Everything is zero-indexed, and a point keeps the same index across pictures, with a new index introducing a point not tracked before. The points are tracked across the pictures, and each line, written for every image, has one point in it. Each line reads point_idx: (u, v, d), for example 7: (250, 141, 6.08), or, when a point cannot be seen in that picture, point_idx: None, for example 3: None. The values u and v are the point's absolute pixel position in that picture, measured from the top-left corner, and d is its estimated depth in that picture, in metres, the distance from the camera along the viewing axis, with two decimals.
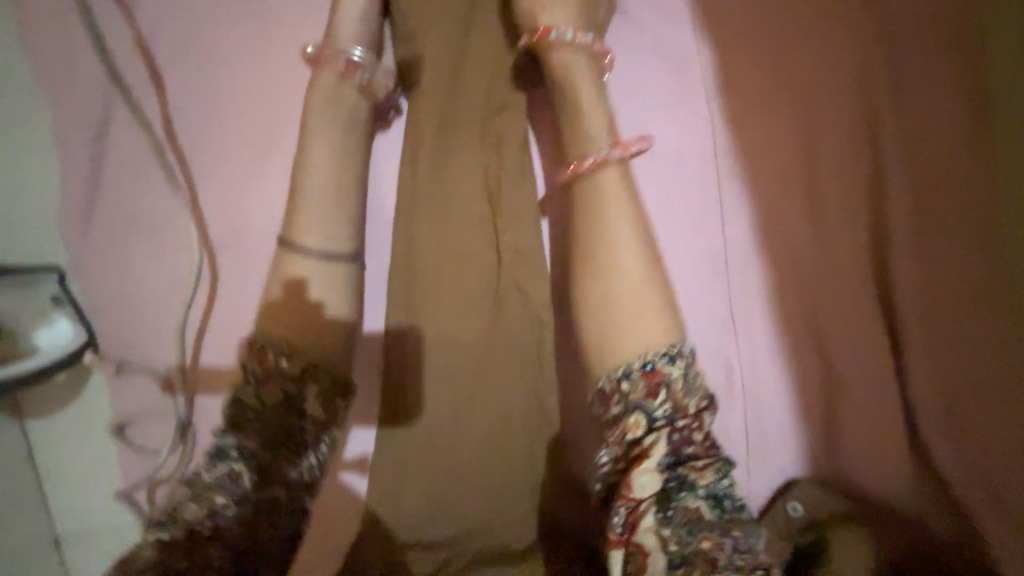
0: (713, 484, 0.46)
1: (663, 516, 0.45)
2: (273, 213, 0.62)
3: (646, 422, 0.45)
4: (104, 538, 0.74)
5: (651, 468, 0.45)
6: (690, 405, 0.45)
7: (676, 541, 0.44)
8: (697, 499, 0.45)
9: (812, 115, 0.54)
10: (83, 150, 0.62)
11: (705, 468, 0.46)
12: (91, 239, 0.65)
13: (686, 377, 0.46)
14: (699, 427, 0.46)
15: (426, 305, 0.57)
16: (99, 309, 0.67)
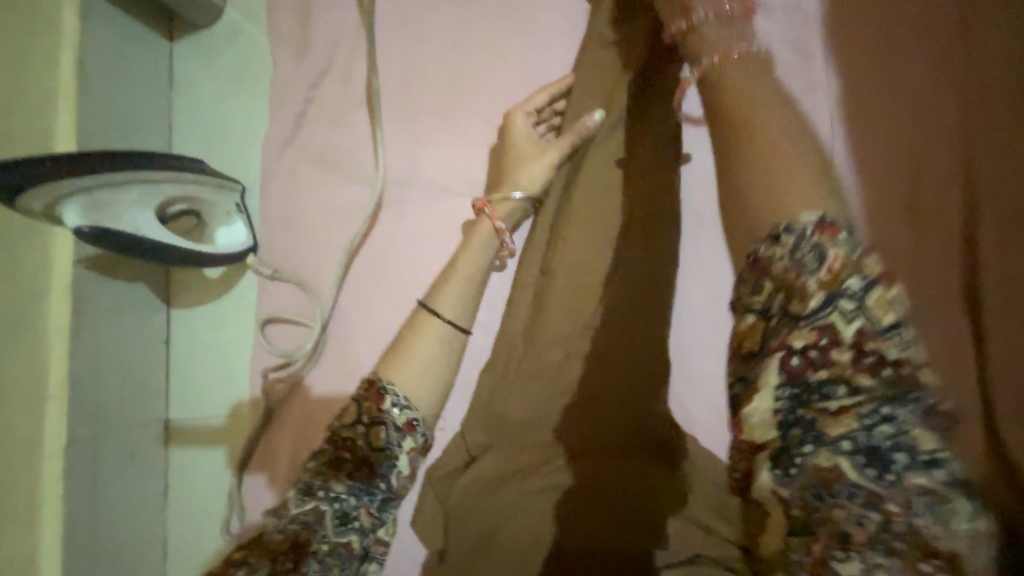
0: (855, 435, 0.38)
1: (783, 474, 0.40)
2: (438, 167, 0.73)
3: (767, 313, 0.41)
4: (206, 428, 0.82)
5: (766, 402, 0.40)
6: (815, 300, 0.38)
7: (799, 505, 0.40)
8: (844, 458, 0.38)
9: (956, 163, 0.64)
10: (299, 96, 0.78)
11: (843, 411, 0.39)
12: (280, 168, 0.79)
13: (806, 253, 0.39)
14: (835, 343, 0.38)
15: (571, 244, 0.63)
16: (269, 223, 0.79)
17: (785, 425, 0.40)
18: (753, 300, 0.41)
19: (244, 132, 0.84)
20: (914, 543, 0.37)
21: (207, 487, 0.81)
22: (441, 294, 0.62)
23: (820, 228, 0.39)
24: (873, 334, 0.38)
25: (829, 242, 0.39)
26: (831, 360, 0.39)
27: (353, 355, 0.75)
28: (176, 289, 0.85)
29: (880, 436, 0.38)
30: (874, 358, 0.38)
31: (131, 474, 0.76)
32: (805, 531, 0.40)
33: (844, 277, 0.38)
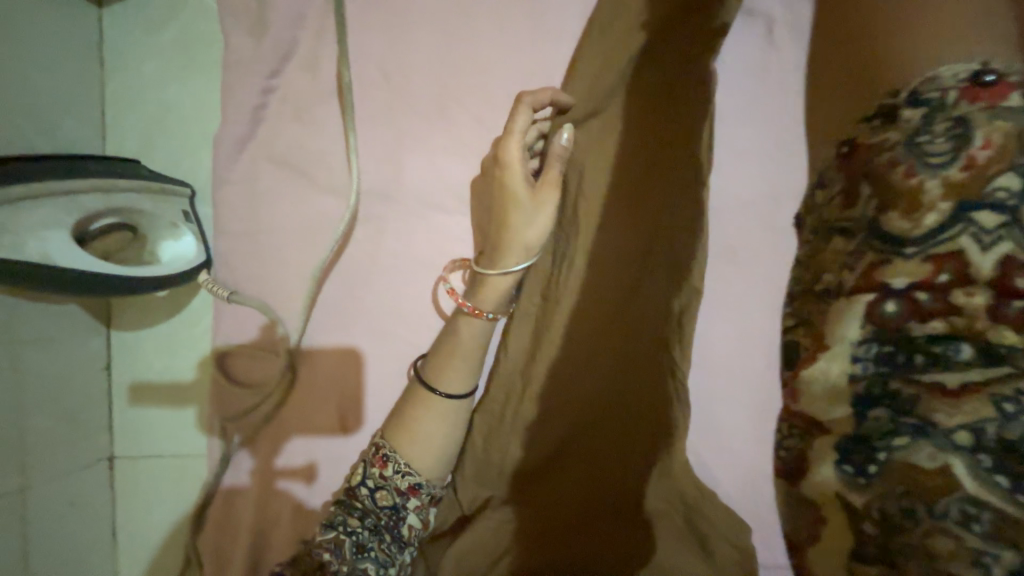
0: (975, 427, 0.46)
1: (856, 474, 0.52)
2: (427, 177, 0.62)
3: (864, 239, 0.52)
4: (157, 466, 0.72)
5: (840, 376, 0.53)
6: (937, 215, 0.48)
7: (880, 512, 0.50)
8: (954, 458, 0.46)
9: None
10: (257, 84, 0.65)
11: (976, 389, 0.46)
12: (236, 170, 0.66)
13: (940, 137, 0.49)
14: (953, 274, 0.47)
15: (569, 281, 0.55)
16: (223, 235, 0.67)
17: (868, 401, 0.51)
18: (853, 243, 0.53)
19: (193, 124, 0.71)
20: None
21: (159, 532, 0.72)
22: (444, 367, 0.56)
23: (977, 91, 0.48)
24: (1016, 261, 0.45)
25: (992, 103, 0.47)
26: (951, 291, 0.47)
27: (326, 392, 0.65)
28: (117, 307, 0.73)
29: (999, 432, 0.45)
30: (1020, 290, 0.45)
31: (66, 526, 0.66)
32: (899, 541, 0.49)
33: (992, 176, 0.46)
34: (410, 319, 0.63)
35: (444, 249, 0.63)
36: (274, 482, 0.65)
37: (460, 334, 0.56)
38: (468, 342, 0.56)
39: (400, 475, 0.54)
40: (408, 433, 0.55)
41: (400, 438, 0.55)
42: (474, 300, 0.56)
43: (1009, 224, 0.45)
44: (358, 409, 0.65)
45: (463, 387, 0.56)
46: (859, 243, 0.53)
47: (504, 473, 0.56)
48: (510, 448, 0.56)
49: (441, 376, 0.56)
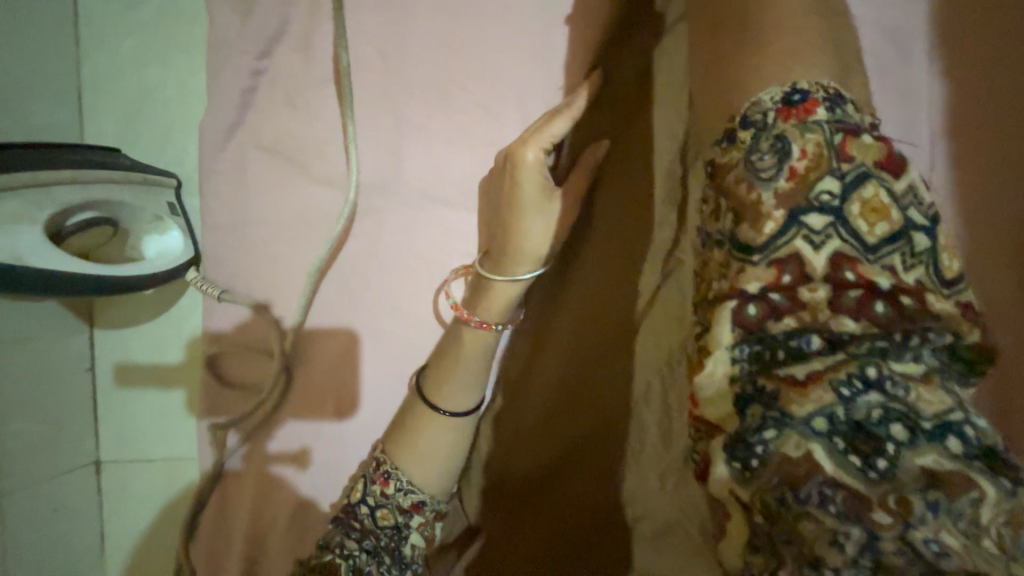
0: (827, 412, 0.37)
1: (743, 468, 0.38)
2: (430, 170, 0.58)
3: (728, 251, 0.44)
4: (148, 471, 0.69)
5: (721, 367, 0.42)
6: (773, 224, 0.41)
7: (761, 506, 0.37)
8: (795, 439, 0.37)
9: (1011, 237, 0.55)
10: (246, 66, 0.60)
11: (816, 378, 0.38)
12: (225, 159, 0.62)
13: (765, 151, 0.42)
14: (802, 280, 0.41)
15: (574, 287, 0.55)
16: (212, 229, 0.63)
17: (746, 398, 0.40)
18: (721, 254, 0.45)
19: (177, 109, 0.66)
20: (960, 568, 0.32)
21: (151, 538, 0.69)
22: (447, 382, 0.52)
23: (789, 108, 0.43)
24: (845, 262, 0.41)
25: (803, 119, 0.42)
26: (797, 299, 0.40)
27: (324, 395, 0.62)
28: (98, 304, 0.69)
29: (862, 410, 0.37)
30: (861, 289, 0.40)
31: (49, 535, 0.62)
32: (785, 546, 0.36)
33: (817, 180, 0.41)
34: (413, 320, 0.60)
35: (448, 247, 0.59)
36: (273, 487, 0.63)
37: (464, 345, 0.52)
38: (474, 354, 0.52)
39: (401, 495, 0.51)
40: (409, 450, 0.52)
41: (401, 453, 0.52)
42: (479, 312, 0.52)
43: (838, 222, 0.41)
44: (357, 414, 0.62)
45: (468, 400, 0.53)
46: (722, 254, 0.44)
47: (515, 472, 0.56)
48: (521, 447, 0.55)
49: (444, 388, 0.52)
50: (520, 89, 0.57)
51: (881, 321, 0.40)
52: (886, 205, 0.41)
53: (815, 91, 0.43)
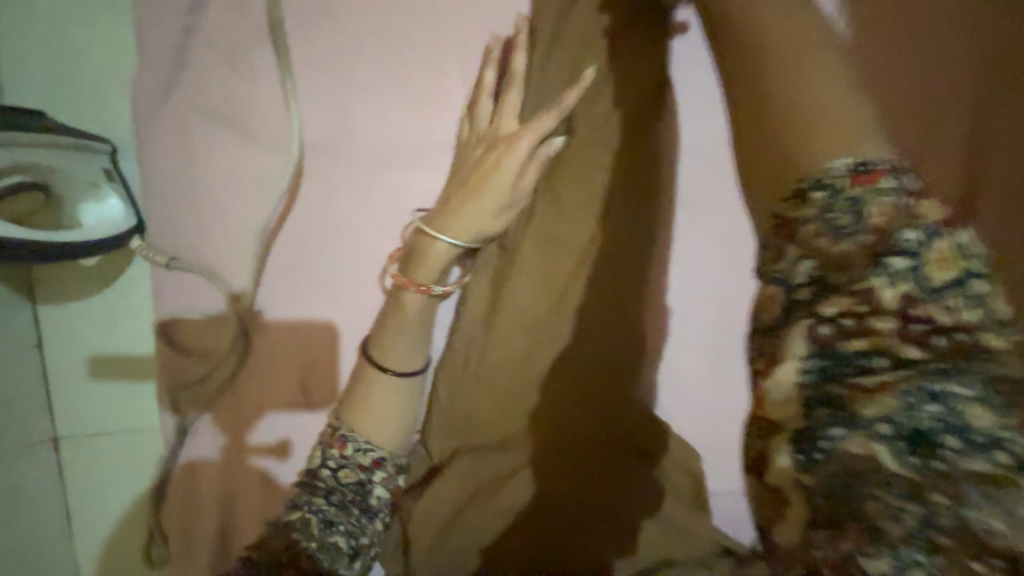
0: (895, 416, 0.30)
1: (809, 461, 0.32)
2: (377, 129, 0.58)
3: (792, 294, 0.33)
4: (109, 446, 0.69)
5: (790, 368, 0.33)
6: (858, 262, 0.32)
7: (826, 499, 0.31)
8: (861, 441, 0.31)
9: None
10: (175, 23, 0.58)
11: (885, 386, 0.31)
12: (161, 123, 0.59)
13: (838, 208, 0.33)
14: (874, 309, 0.31)
15: (526, 252, 0.54)
16: (155, 197, 0.61)
17: (820, 400, 0.32)
18: (785, 294, 0.34)
19: (106, 71, 0.62)
20: (993, 545, 0.28)
21: (119, 509, 0.70)
22: (389, 343, 0.54)
23: (859, 177, 0.33)
24: (914, 303, 0.31)
25: (874, 182, 0.33)
26: (867, 326, 0.31)
27: (283, 360, 0.63)
28: (37, 281, 0.66)
29: (923, 420, 0.30)
30: (922, 324, 0.31)
31: (11, 511, 0.62)
32: (825, 523, 0.31)
33: (896, 232, 0.31)
34: (369, 283, 0.61)
35: (400, 208, 0.59)
36: (238, 452, 0.64)
37: (406, 310, 0.54)
38: (417, 315, 0.54)
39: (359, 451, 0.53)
40: (364, 411, 0.54)
41: (355, 415, 0.54)
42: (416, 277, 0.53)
43: (914, 264, 0.31)
44: (319, 376, 0.63)
45: (415, 357, 0.55)
46: (784, 297, 0.34)
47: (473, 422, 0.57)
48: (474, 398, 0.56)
49: (389, 349, 0.54)
50: (463, 44, 0.57)
51: (946, 354, 0.30)
52: (953, 255, 0.31)
53: (880, 163, 0.34)
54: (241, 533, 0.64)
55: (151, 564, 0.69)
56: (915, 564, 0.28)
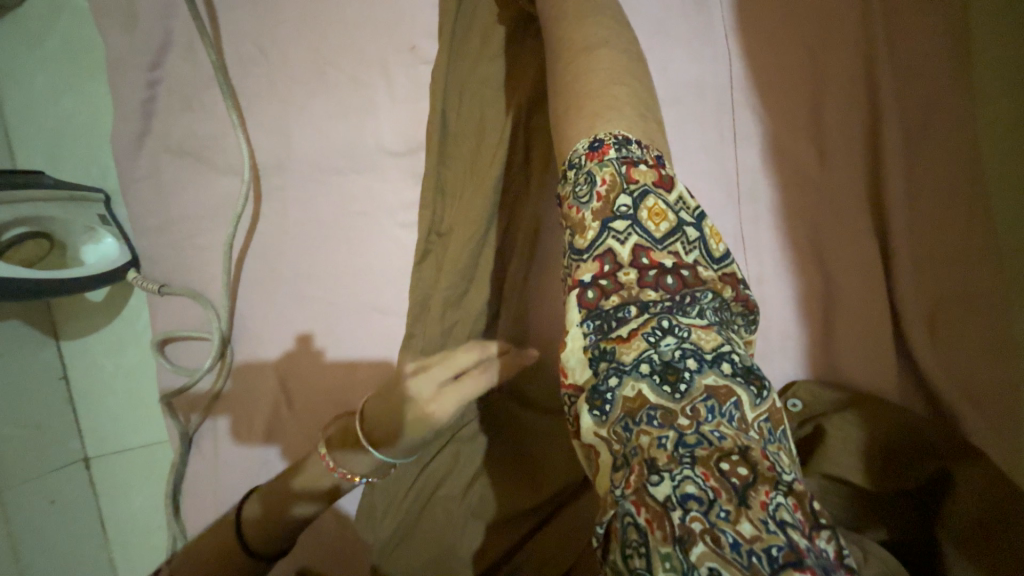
0: (647, 356, 0.33)
1: (602, 415, 0.34)
2: (316, 143, 0.65)
3: (568, 257, 0.38)
4: (131, 460, 0.77)
5: (576, 341, 0.36)
6: (592, 230, 0.36)
7: (617, 444, 0.33)
8: (631, 383, 0.33)
9: (820, 103, 0.53)
10: (140, 78, 0.66)
11: (633, 333, 0.34)
12: (139, 167, 0.68)
13: (581, 183, 0.37)
14: (616, 267, 0.36)
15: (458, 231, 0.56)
16: (141, 232, 0.70)
17: (599, 357, 0.35)
18: (565, 261, 0.38)
19: (93, 131, 0.72)
20: (738, 450, 0.31)
21: (145, 517, 0.77)
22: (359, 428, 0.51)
23: (593, 153, 0.38)
24: (644, 255, 0.36)
25: (601, 158, 0.37)
26: (619, 283, 0.35)
27: (262, 362, 0.69)
28: (61, 318, 0.77)
29: (667, 351, 0.33)
30: (654, 269, 0.35)
31: (52, 522, 0.71)
32: (621, 466, 0.32)
33: (615, 198, 0.36)
34: (328, 282, 0.67)
35: (345, 210, 0.65)
36: (233, 451, 0.70)
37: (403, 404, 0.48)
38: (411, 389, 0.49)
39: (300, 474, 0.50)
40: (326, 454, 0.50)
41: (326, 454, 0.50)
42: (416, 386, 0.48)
43: (634, 223, 0.36)
44: (293, 375, 0.68)
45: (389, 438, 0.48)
46: (567, 260, 0.38)
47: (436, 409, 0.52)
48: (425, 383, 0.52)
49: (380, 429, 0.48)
50: (382, 54, 0.63)
51: (673, 293, 0.35)
52: (664, 210, 0.36)
53: (608, 137, 0.38)
54: None
55: None
56: (688, 480, 0.29)
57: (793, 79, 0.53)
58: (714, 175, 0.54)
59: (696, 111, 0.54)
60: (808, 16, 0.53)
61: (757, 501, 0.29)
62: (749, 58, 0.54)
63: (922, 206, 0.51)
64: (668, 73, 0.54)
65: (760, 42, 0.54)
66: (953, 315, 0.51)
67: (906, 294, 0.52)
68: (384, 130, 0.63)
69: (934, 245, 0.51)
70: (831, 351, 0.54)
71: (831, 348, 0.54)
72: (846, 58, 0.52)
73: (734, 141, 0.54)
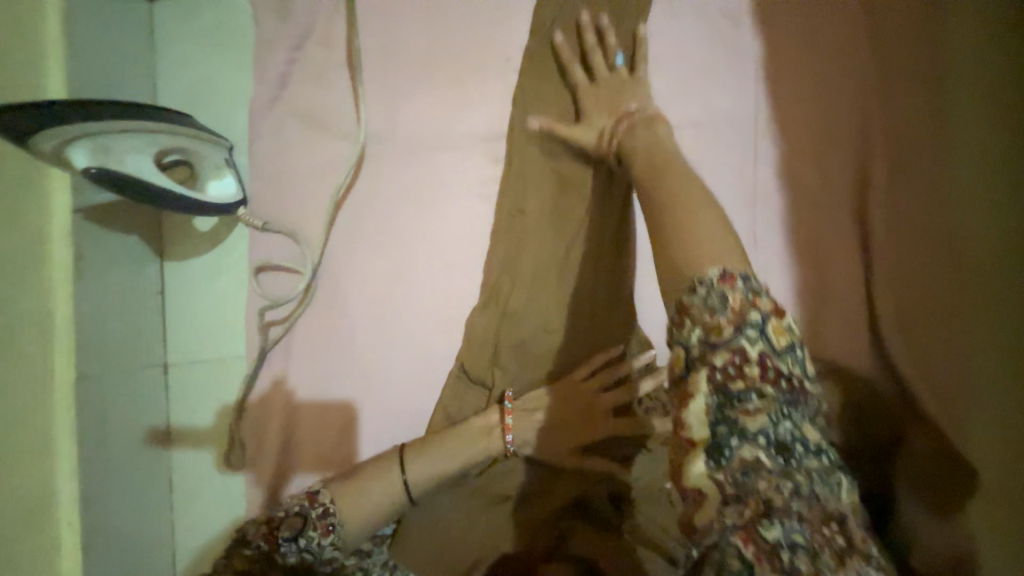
0: (765, 431, 0.45)
1: (716, 462, 0.46)
2: (416, 124, 0.80)
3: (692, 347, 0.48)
4: (204, 370, 0.89)
5: (700, 405, 0.46)
6: (727, 330, 0.47)
7: (735, 490, 0.44)
8: (750, 448, 0.45)
9: (823, 135, 0.67)
10: (282, 56, 0.83)
11: (758, 410, 0.45)
12: (266, 124, 0.84)
13: (715, 298, 0.47)
14: (743, 360, 0.46)
15: (534, 209, 0.74)
16: (256, 178, 0.84)
17: (722, 429, 0.46)
18: (692, 345, 0.48)
19: (228, 93, 0.88)
20: (829, 515, 0.44)
21: (208, 421, 0.89)
22: (423, 461, 0.68)
23: (726, 279, 0.47)
24: (768, 358, 0.47)
25: (731, 281, 0.47)
26: (744, 374, 0.46)
27: (340, 296, 0.82)
28: (168, 241, 0.90)
29: (782, 432, 0.45)
30: (773, 371, 0.46)
31: (133, 408, 0.82)
32: (734, 501, 0.44)
33: (748, 313, 0.46)
34: (407, 236, 0.80)
35: (432, 180, 0.80)
36: (305, 368, 0.84)
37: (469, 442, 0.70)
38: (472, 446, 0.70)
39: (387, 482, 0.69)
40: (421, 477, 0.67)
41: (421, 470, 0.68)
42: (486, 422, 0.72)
43: (762, 335, 0.47)
44: (364, 310, 0.81)
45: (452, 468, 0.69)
46: (683, 340, 0.49)
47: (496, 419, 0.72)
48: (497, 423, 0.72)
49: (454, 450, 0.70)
50: (482, 62, 0.78)
51: (788, 393, 0.46)
52: (784, 329, 0.48)
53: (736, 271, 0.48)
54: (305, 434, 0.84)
55: (232, 467, 0.87)
56: (798, 533, 0.42)
57: (808, 116, 0.68)
58: (731, 185, 0.69)
59: (726, 134, 0.69)
60: (827, 71, 0.67)
61: (845, 556, 0.43)
62: (774, 95, 0.68)
63: (897, 228, 0.64)
64: (707, 103, 0.69)
65: (784, 85, 0.68)
66: (923, 319, 0.63)
67: (881, 293, 0.63)
68: (472, 120, 0.79)
69: (912, 261, 0.64)
70: (817, 333, 0.65)
71: (817, 331, 0.65)
72: (847, 104, 0.66)
73: (755, 160, 0.69)
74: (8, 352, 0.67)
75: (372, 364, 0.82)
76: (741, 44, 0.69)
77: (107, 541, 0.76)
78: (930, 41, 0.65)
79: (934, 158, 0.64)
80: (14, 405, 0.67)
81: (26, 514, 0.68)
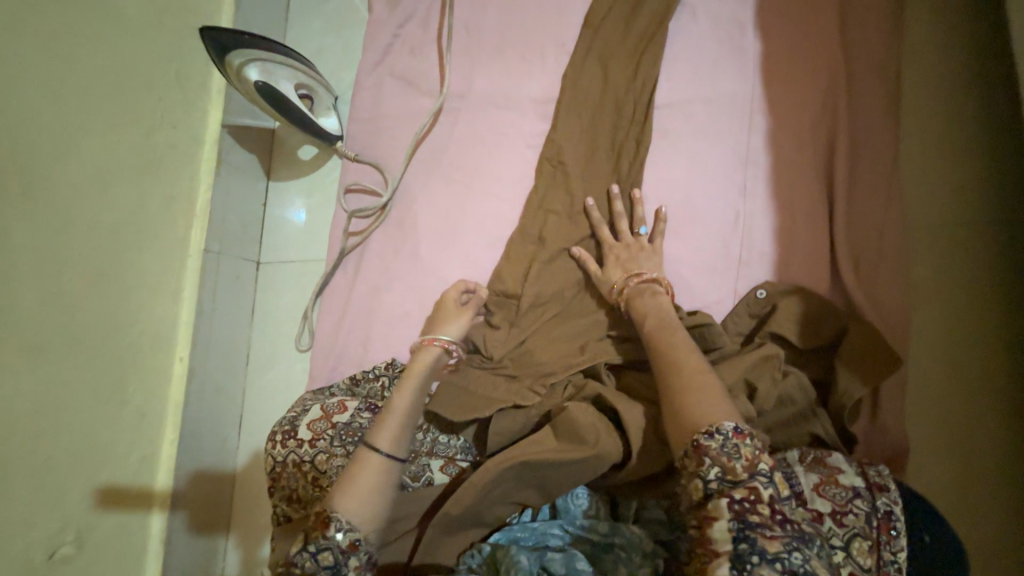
0: (782, 557, 0.50)
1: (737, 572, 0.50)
2: (487, 89, 1.02)
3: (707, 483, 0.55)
4: (289, 270, 1.09)
5: (722, 526, 0.53)
6: (741, 474, 0.54)
7: None
8: (769, 571, 0.49)
9: (800, 116, 0.86)
10: (389, 32, 1.08)
11: (775, 537, 0.51)
12: (369, 80, 1.07)
13: (728, 447, 0.55)
14: (757, 499, 0.53)
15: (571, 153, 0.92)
16: (355, 121, 1.07)
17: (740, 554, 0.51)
18: (706, 480, 0.55)
19: (340, 58, 1.12)
20: None
21: (284, 312, 1.07)
22: (380, 427, 0.71)
23: (739, 433, 0.56)
24: (775, 501, 0.53)
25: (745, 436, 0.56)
26: (755, 508, 0.53)
27: (410, 217, 1.02)
28: (276, 165, 1.13)
29: (795, 561, 0.50)
30: (781, 515, 0.53)
31: (233, 287, 1.03)
32: None
33: (758, 463, 0.55)
34: (471, 174, 1.01)
35: (495, 132, 1.01)
36: (372, 269, 1.02)
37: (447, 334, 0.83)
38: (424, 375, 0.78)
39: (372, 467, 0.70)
40: (386, 433, 0.70)
41: (376, 432, 0.71)
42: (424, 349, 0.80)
43: (768, 479, 0.54)
44: (427, 229, 1.01)
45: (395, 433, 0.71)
46: (702, 483, 0.55)
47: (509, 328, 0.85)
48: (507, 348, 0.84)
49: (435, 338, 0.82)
50: (543, 46, 1.01)
51: (798, 536, 0.52)
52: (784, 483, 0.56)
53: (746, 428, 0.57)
54: (364, 325, 1.00)
55: (299, 350, 1.04)
56: None
57: (793, 101, 0.87)
58: (725, 148, 0.88)
59: (725, 110, 0.89)
60: (809, 70, 0.87)
61: None
62: (767, 87, 0.88)
63: (856, 185, 0.82)
64: (710, 87, 0.90)
65: (775, 78, 0.88)
66: (873, 256, 0.79)
67: (841, 234, 0.80)
68: (530, 89, 1.01)
69: (867, 211, 0.81)
70: (785, 265, 0.83)
71: (787, 266, 0.83)
72: (820, 93, 0.86)
73: (750, 129, 0.88)
74: (161, 213, 0.90)
75: (429, 272, 0.99)
76: (744, 47, 0.91)
77: (202, 383, 0.95)
78: (888, 51, 0.85)
79: (887, 133, 0.83)
80: (161, 254, 0.90)
81: (154, 338, 0.89)
